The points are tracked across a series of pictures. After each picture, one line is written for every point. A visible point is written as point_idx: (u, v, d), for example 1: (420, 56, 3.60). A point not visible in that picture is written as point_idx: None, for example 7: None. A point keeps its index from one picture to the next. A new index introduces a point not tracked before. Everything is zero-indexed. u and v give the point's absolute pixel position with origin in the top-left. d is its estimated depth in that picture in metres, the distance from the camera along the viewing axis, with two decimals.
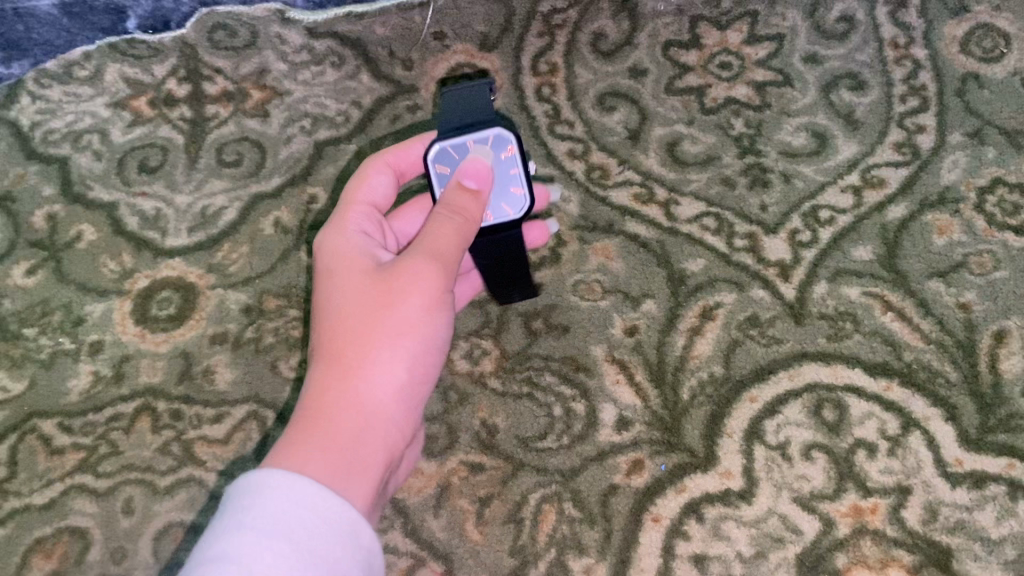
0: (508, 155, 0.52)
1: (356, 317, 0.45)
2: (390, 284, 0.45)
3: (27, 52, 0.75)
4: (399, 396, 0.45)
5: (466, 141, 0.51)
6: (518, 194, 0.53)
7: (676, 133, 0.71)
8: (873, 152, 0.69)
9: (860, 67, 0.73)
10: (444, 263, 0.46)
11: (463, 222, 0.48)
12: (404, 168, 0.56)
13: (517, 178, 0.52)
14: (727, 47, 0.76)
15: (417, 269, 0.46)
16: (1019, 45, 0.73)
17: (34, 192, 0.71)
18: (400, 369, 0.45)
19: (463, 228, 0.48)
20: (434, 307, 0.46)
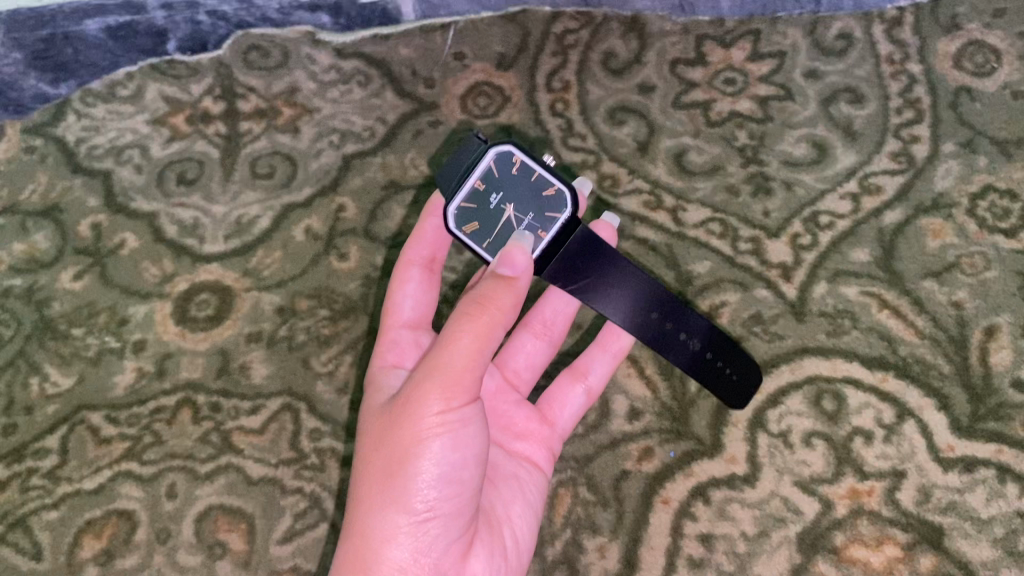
0: (519, 166, 0.51)
1: (375, 455, 0.45)
2: (401, 416, 0.44)
3: (75, 73, 0.80)
4: (412, 540, 0.44)
5: (471, 185, 0.51)
6: (555, 193, 0.53)
7: (683, 145, 0.75)
8: (870, 161, 0.73)
9: (858, 82, 0.77)
10: (447, 383, 0.43)
11: (472, 325, 0.43)
12: (427, 256, 0.59)
13: (542, 179, 0.52)
14: (731, 64, 0.80)
15: (417, 404, 0.43)
16: (1010, 60, 0.77)
17: (80, 204, 0.76)
18: (406, 511, 0.44)
19: (469, 329, 0.43)
20: (440, 437, 0.44)
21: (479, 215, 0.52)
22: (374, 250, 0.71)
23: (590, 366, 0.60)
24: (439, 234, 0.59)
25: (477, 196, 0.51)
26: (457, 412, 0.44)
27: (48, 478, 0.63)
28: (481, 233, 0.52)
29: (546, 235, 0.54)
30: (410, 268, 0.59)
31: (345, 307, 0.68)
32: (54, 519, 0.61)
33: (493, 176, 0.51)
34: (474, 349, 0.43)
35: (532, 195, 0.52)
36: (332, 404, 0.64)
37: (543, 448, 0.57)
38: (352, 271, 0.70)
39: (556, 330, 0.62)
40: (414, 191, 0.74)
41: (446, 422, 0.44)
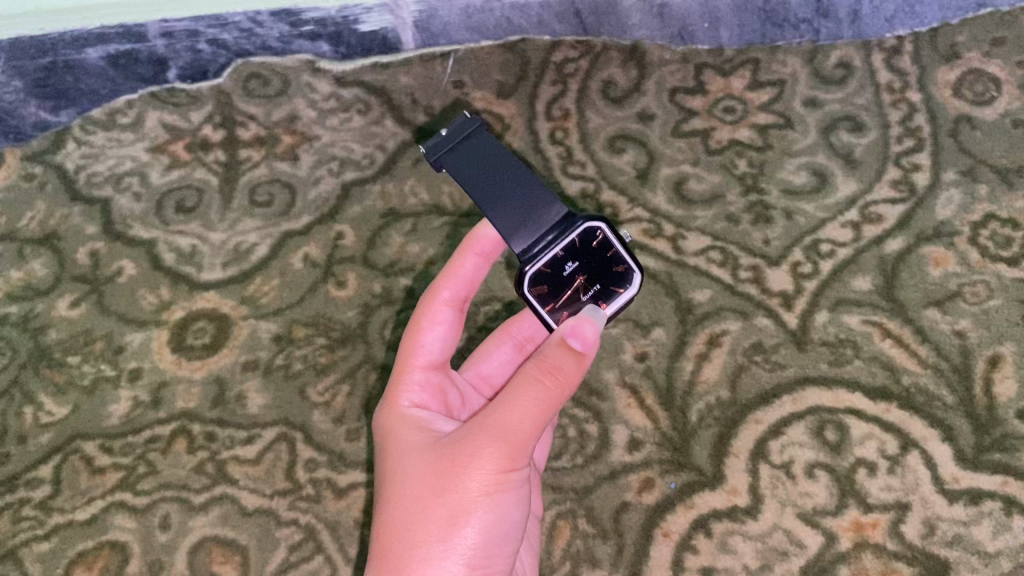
0: (600, 241, 0.50)
1: (418, 499, 0.45)
2: (456, 466, 0.44)
3: (75, 101, 0.80)
4: None
5: (553, 251, 0.49)
6: (625, 271, 0.51)
7: (682, 173, 0.75)
8: (871, 190, 0.73)
9: (858, 110, 0.77)
10: (510, 448, 0.43)
11: (545, 392, 0.43)
12: (460, 296, 0.54)
13: (618, 256, 0.51)
14: (730, 92, 0.80)
15: (474, 465, 0.43)
16: (1009, 89, 0.77)
17: (78, 231, 0.75)
18: (457, 561, 0.44)
19: (541, 395, 0.43)
20: (494, 498, 0.44)
21: (549, 282, 0.50)
22: (372, 278, 0.70)
23: None
24: (478, 273, 0.54)
25: (553, 263, 0.49)
26: (513, 475, 0.44)
27: (39, 509, 0.62)
28: (546, 299, 0.50)
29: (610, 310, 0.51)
30: (443, 307, 0.53)
31: (342, 335, 0.68)
32: (45, 550, 0.61)
33: (574, 246, 0.49)
34: (540, 412, 0.43)
35: (607, 270, 0.51)
36: (328, 433, 0.63)
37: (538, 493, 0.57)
38: (350, 298, 0.69)
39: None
40: (413, 219, 0.73)
41: (501, 484, 0.44)
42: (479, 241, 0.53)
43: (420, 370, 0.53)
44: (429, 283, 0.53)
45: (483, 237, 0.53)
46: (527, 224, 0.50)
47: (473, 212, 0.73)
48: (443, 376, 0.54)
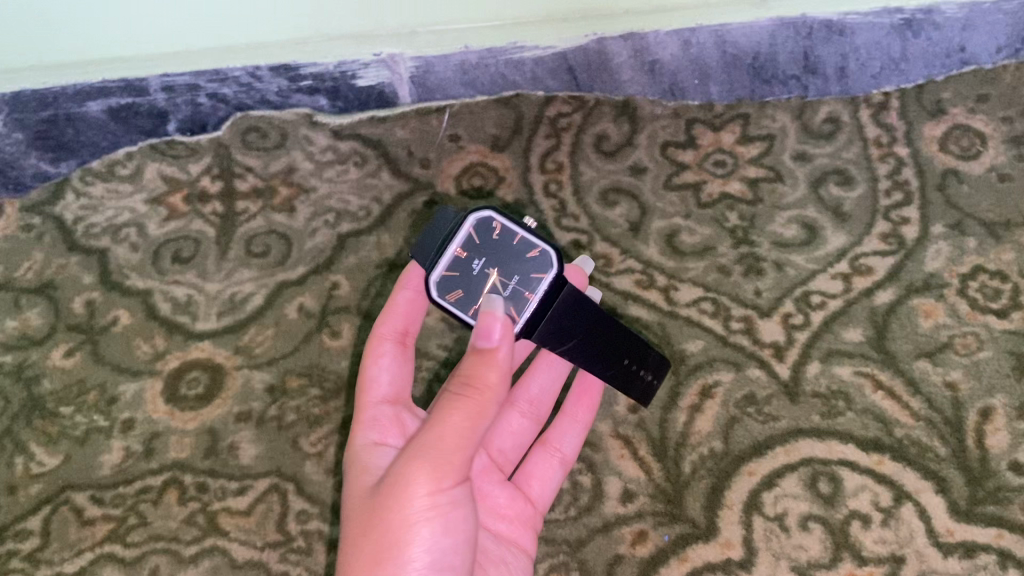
0: (499, 231, 0.53)
1: (361, 530, 0.47)
2: (392, 495, 0.47)
3: (75, 152, 0.81)
4: None
5: (451, 252, 0.53)
6: (539, 253, 0.54)
7: (674, 225, 0.76)
8: (861, 242, 0.73)
9: (847, 164, 0.79)
10: (436, 467, 0.45)
11: (465, 407, 0.45)
12: (400, 329, 0.61)
13: (526, 241, 0.54)
14: (721, 146, 0.81)
15: (403, 490, 0.46)
16: (994, 144, 0.79)
17: (74, 281, 0.76)
18: None
19: (461, 411, 0.45)
20: (430, 520, 0.47)
21: (461, 284, 0.53)
22: (366, 328, 0.71)
23: (562, 439, 0.62)
24: (413, 306, 0.61)
25: (459, 264, 0.53)
26: (443, 494, 0.46)
27: (28, 560, 0.63)
28: (464, 301, 0.53)
29: (534, 296, 0.55)
30: (382, 341, 0.60)
31: (336, 386, 0.68)
32: None
33: (472, 242, 0.53)
34: (462, 428, 0.45)
35: (515, 258, 0.54)
36: (321, 485, 0.64)
37: (529, 529, 0.59)
38: (344, 349, 0.70)
39: (543, 406, 0.64)
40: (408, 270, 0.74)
41: (433, 504, 0.46)
42: (406, 278, 0.61)
43: (376, 403, 0.58)
44: (373, 324, 0.61)
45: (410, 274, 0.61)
46: (435, 242, 0.54)
47: None
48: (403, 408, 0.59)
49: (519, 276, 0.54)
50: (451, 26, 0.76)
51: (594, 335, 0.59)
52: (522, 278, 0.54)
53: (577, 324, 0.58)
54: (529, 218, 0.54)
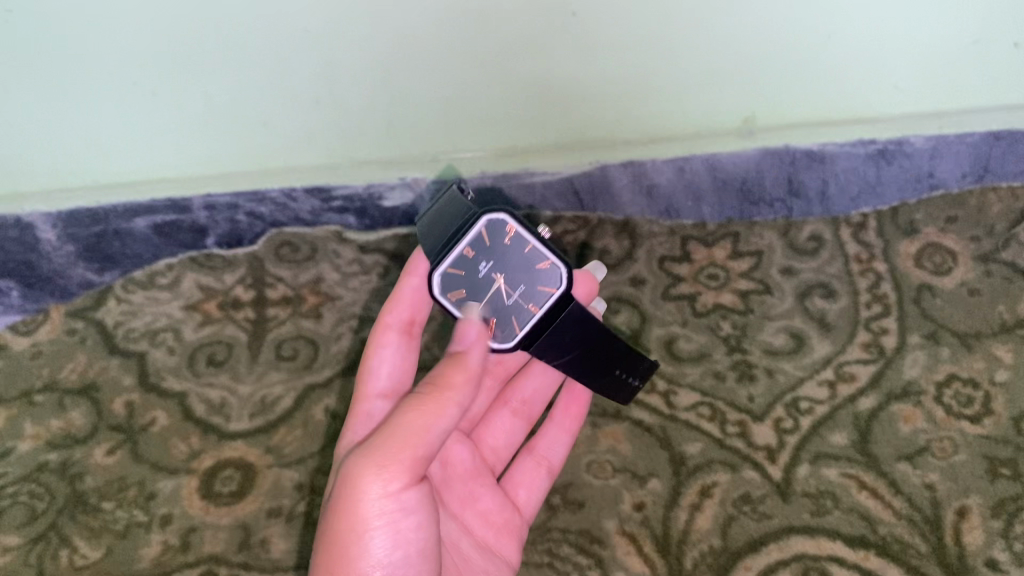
0: (511, 236, 0.57)
1: (328, 513, 0.53)
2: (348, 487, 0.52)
3: (120, 263, 0.88)
4: None
5: (459, 252, 0.57)
6: (548, 266, 0.58)
7: (672, 333, 0.83)
8: (844, 351, 0.80)
9: (830, 278, 0.86)
10: (382, 472, 0.51)
11: (424, 409, 0.52)
12: (406, 318, 0.65)
13: (535, 252, 0.57)
14: (713, 261, 0.88)
15: (350, 495, 0.51)
16: (964, 261, 0.86)
17: (115, 382, 0.82)
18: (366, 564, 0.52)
19: (418, 413, 0.51)
20: (375, 530, 0.52)
21: (466, 284, 0.58)
22: None
23: (550, 449, 0.70)
24: (418, 294, 0.64)
25: (465, 263, 0.57)
26: (390, 499, 0.52)
27: None
28: (466, 301, 0.58)
29: (540, 308, 0.60)
30: (389, 331, 0.64)
31: None
32: None
33: (482, 244, 0.57)
34: (418, 428, 0.51)
35: (526, 268, 0.58)
36: None
37: (511, 537, 0.66)
38: None
39: (533, 408, 0.72)
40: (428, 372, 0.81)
41: (379, 513, 0.52)
42: (412, 263, 0.63)
43: (376, 400, 0.63)
44: (380, 312, 0.64)
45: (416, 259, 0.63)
46: (446, 228, 0.58)
47: None
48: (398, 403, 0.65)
49: (527, 287, 0.59)
50: (475, 154, 0.84)
51: (591, 349, 0.66)
52: (531, 290, 0.59)
53: (575, 338, 0.64)
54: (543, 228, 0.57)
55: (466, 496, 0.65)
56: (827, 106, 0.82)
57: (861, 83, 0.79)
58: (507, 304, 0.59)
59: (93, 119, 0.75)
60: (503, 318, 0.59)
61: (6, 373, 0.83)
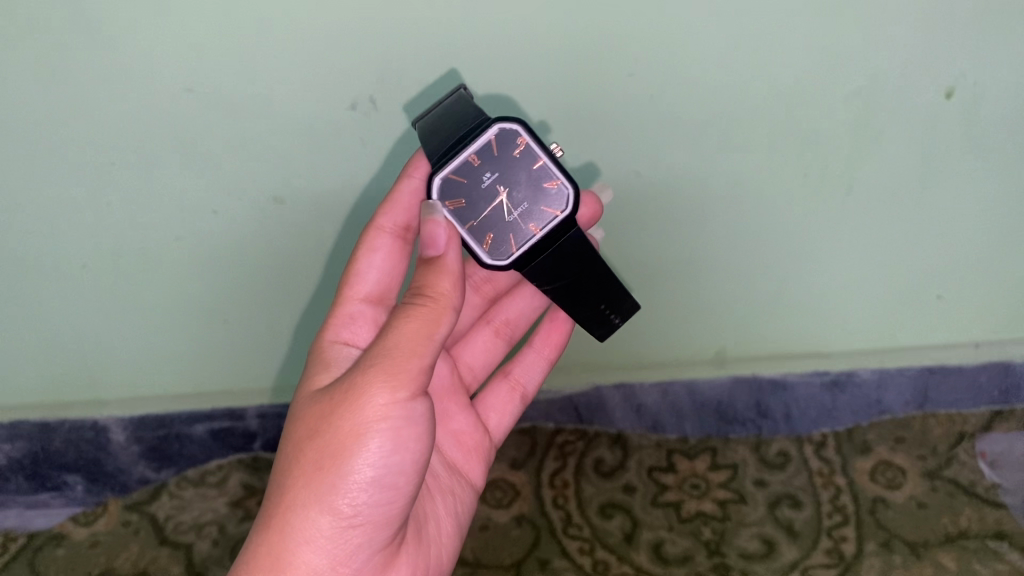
0: (521, 147, 0.68)
1: (320, 416, 0.62)
2: (350, 396, 0.60)
3: (176, 462, 1.07)
4: (362, 489, 0.61)
5: (464, 157, 0.67)
6: (553, 186, 0.70)
7: (660, 536, 0.99)
8: (809, 555, 0.96)
9: (797, 489, 1.02)
10: (393, 377, 0.59)
11: (424, 318, 0.59)
12: (400, 224, 0.75)
13: (543, 168, 0.69)
14: (696, 471, 1.05)
15: (360, 399, 0.60)
16: (913, 476, 1.02)
17: (164, 570, 1.00)
18: (355, 471, 0.61)
19: (418, 323, 0.59)
20: (381, 434, 0.60)
21: (465, 193, 0.69)
22: None
23: (525, 379, 0.87)
24: (414, 199, 0.73)
25: (468, 170, 0.68)
26: (397, 406, 0.60)
27: None
28: (463, 211, 0.69)
29: (539, 229, 0.71)
30: (383, 235, 0.75)
31: None
32: None
33: (490, 152, 0.68)
34: (418, 338, 0.59)
35: (531, 183, 0.69)
36: None
37: (478, 462, 0.81)
38: None
39: (514, 329, 0.88)
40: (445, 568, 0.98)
41: (381, 418, 0.60)
42: (415, 169, 0.71)
43: (358, 302, 0.76)
44: (377, 214, 0.75)
45: (419, 166, 0.71)
46: (457, 129, 0.67)
47: (521, 562, 0.98)
48: (380, 311, 0.77)
49: (529, 202, 0.70)
50: None
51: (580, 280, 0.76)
52: (534, 206, 0.70)
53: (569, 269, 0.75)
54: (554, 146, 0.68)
55: (443, 414, 0.80)
56: (782, 343, 1.04)
57: (805, 327, 1.03)
58: (506, 220, 0.70)
59: (172, 344, 0.99)
60: (500, 234, 0.70)
61: (66, 561, 1.01)
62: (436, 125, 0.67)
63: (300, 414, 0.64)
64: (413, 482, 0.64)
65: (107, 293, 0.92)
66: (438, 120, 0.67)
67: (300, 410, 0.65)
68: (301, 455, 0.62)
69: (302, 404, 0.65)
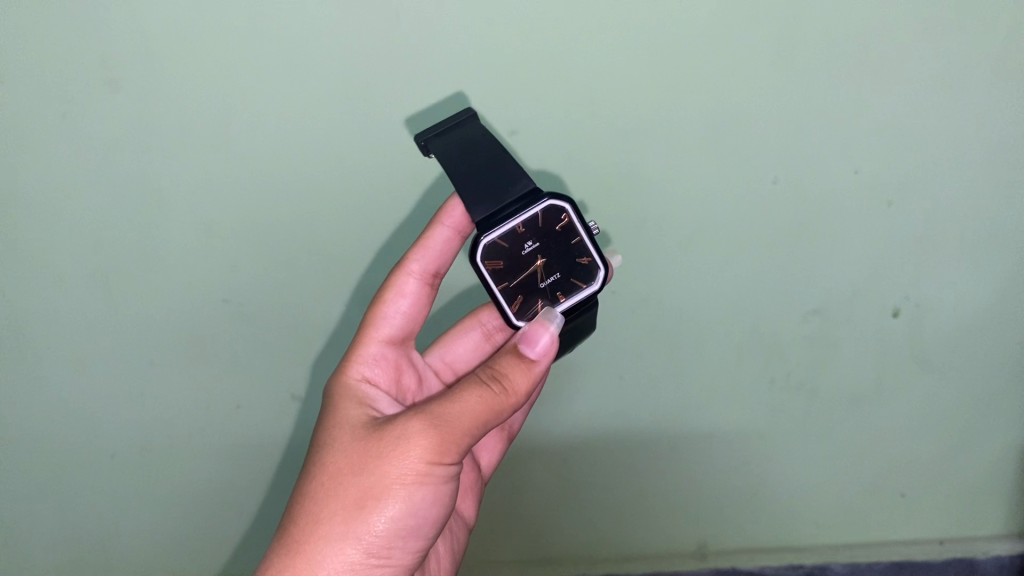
0: (563, 224, 0.72)
1: (358, 458, 0.65)
2: (393, 444, 0.64)
3: None
4: (389, 536, 0.64)
5: (509, 227, 0.70)
6: (587, 264, 0.73)
7: None
8: None
9: None
10: (443, 439, 0.62)
11: (488, 398, 0.63)
12: (427, 271, 0.79)
13: (579, 245, 0.73)
14: None
15: (403, 449, 0.63)
16: None
17: None
18: (387, 517, 0.63)
19: (483, 401, 0.62)
20: (418, 487, 0.63)
21: (503, 257, 0.71)
22: None
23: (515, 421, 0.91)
24: (443, 251, 0.78)
25: (512, 237, 0.71)
26: (440, 467, 0.63)
27: None
28: (498, 273, 0.72)
29: (566, 299, 0.75)
30: (410, 280, 0.79)
31: None
32: None
33: (535, 224, 0.71)
34: (479, 413, 0.62)
35: (568, 257, 0.73)
36: None
37: (470, 499, 0.87)
38: None
39: None
40: None
41: (428, 473, 0.63)
42: (448, 217, 0.76)
43: (377, 343, 0.80)
44: (406, 259, 0.78)
45: (451, 214, 0.76)
46: (505, 199, 0.71)
47: None
48: (395, 353, 0.82)
49: (562, 272, 0.74)
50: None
51: (569, 329, 0.79)
52: (565, 276, 0.74)
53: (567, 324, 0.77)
54: (594, 226, 0.72)
55: None
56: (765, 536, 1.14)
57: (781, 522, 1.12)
58: (538, 287, 0.74)
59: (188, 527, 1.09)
60: (527, 301, 0.74)
61: None
62: (462, 178, 0.71)
63: (334, 451, 0.67)
64: (433, 533, 0.67)
65: (129, 474, 1.02)
66: (462, 166, 0.71)
67: (332, 447, 0.68)
68: (331, 492, 0.65)
69: (333, 441, 0.69)
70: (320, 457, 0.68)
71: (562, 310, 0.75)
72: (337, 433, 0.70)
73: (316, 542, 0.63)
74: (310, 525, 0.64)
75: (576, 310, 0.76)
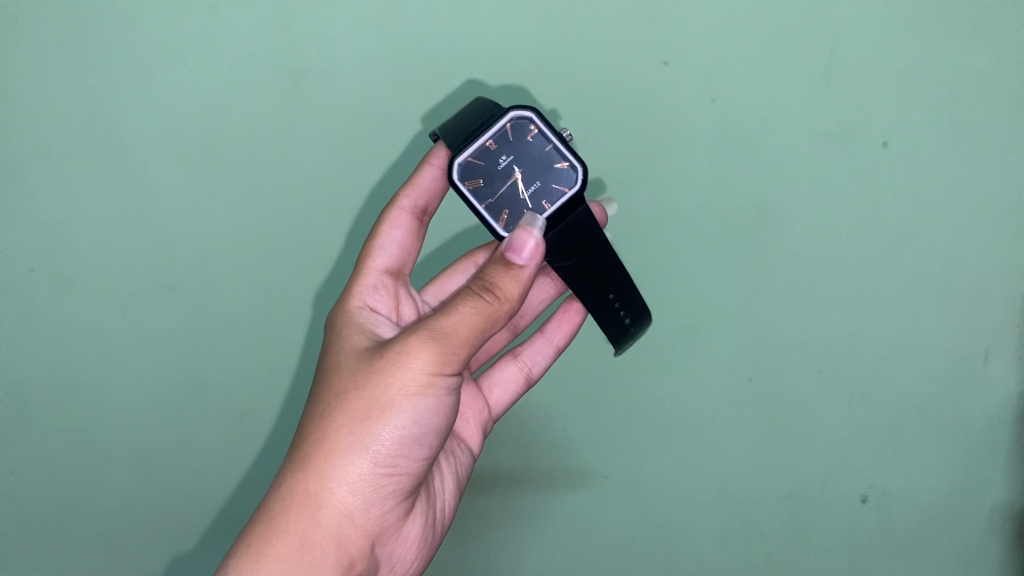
0: (533, 134, 0.81)
1: (363, 375, 0.74)
2: (395, 362, 0.72)
3: None
4: (397, 448, 0.73)
5: (482, 142, 0.80)
6: (563, 167, 0.82)
7: None
8: None
9: None
10: (441, 352, 0.70)
11: (479, 309, 0.70)
12: (417, 206, 0.89)
13: (553, 151, 0.81)
14: None
15: (405, 367, 0.72)
16: None
17: None
18: (393, 431, 0.73)
19: (471, 314, 0.70)
20: (420, 401, 0.72)
21: (481, 173, 0.81)
22: None
23: (533, 362, 0.97)
24: (434, 185, 0.88)
25: (485, 153, 0.81)
26: (439, 380, 0.72)
27: None
28: (480, 187, 0.81)
29: (550, 206, 0.82)
30: (401, 213, 0.89)
31: None
32: None
33: (505, 138, 0.81)
34: (470, 324, 0.70)
35: (544, 165, 0.82)
36: None
37: (478, 432, 0.94)
38: None
39: (523, 320, 1.01)
40: None
41: (430, 385, 0.72)
42: (434, 158, 0.87)
43: (376, 273, 0.90)
44: (398, 197, 0.89)
45: (437, 154, 0.87)
46: (478, 120, 0.82)
47: None
48: (394, 283, 0.92)
49: (541, 180, 0.82)
50: None
51: (586, 256, 0.88)
52: (544, 185, 0.82)
53: (576, 244, 0.87)
54: (563, 132, 0.81)
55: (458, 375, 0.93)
56: None
57: None
58: (520, 198, 0.82)
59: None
60: (512, 211, 0.82)
61: None
62: (460, 118, 0.83)
63: (342, 373, 0.77)
64: (437, 444, 0.76)
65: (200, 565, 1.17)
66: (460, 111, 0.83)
67: (339, 370, 0.78)
68: (340, 409, 0.74)
69: (339, 364, 0.78)
70: (327, 381, 0.78)
71: (546, 216, 0.83)
72: (342, 359, 0.79)
73: (328, 457, 0.73)
74: (324, 439, 0.74)
75: (574, 219, 0.85)
